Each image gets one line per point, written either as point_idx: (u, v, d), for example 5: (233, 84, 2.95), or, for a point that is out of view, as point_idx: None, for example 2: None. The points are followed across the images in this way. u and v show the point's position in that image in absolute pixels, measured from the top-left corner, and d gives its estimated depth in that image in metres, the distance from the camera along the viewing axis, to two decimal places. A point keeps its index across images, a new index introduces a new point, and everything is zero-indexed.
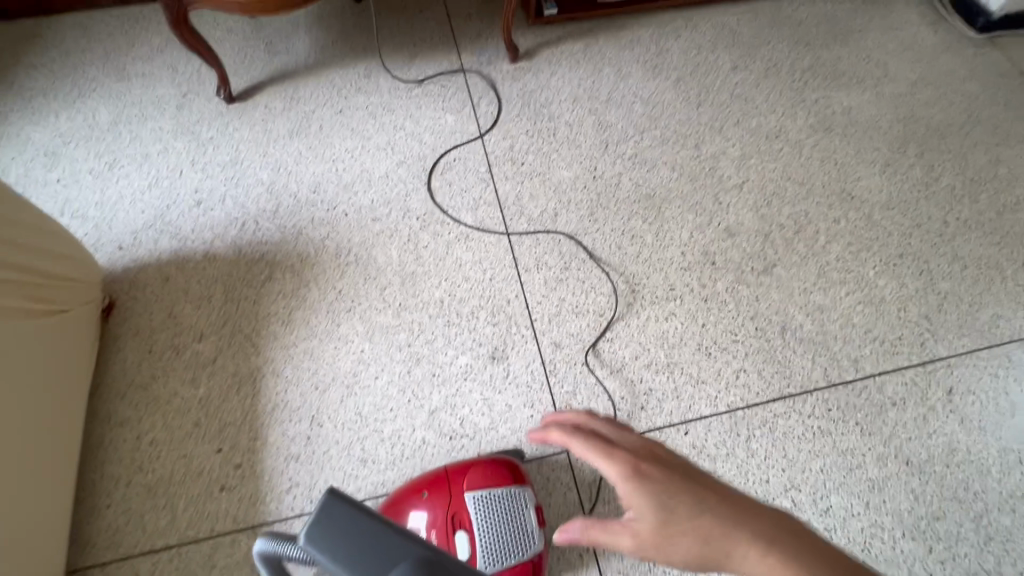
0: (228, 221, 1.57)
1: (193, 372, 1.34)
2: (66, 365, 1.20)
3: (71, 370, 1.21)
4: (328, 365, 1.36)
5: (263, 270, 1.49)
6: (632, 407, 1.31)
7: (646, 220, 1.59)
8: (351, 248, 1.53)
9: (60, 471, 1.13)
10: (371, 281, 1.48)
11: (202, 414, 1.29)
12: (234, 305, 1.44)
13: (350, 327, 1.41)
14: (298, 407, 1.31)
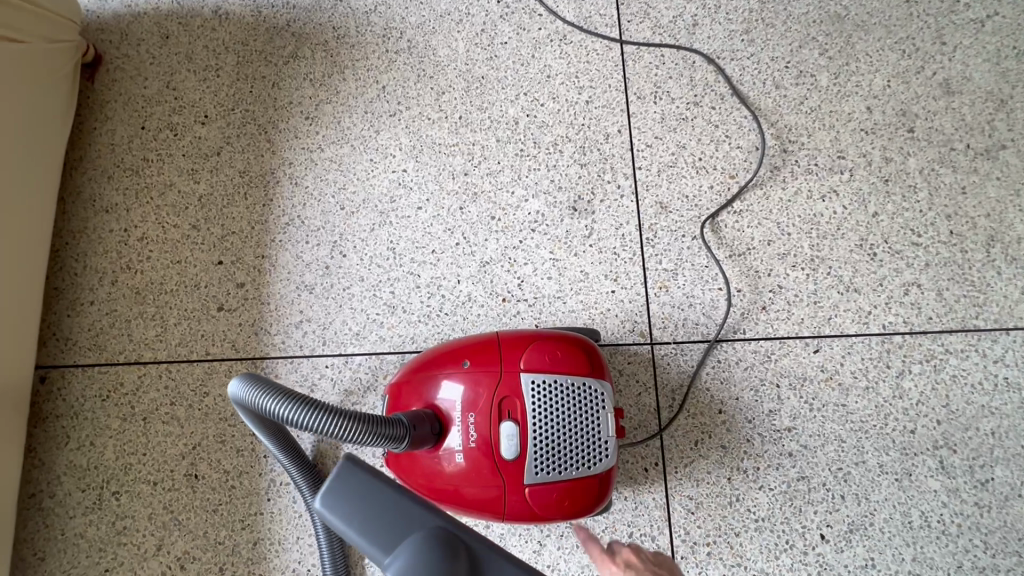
0: None
1: (193, 163, 1.05)
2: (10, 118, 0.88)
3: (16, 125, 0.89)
4: (359, 182, 1.04)
5: (285, 43, 1.11)
6: (749, 305, 0.97)
7: (826, 51, 1.09)
8: (402, 31, 1.11)
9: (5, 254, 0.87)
10: (425, 81, 1.09)
11: (201, 217, 1.03)
12: (246, 84, 1.09)
13: (390, 138, 1.06)
14: (317, 229, 1.02)
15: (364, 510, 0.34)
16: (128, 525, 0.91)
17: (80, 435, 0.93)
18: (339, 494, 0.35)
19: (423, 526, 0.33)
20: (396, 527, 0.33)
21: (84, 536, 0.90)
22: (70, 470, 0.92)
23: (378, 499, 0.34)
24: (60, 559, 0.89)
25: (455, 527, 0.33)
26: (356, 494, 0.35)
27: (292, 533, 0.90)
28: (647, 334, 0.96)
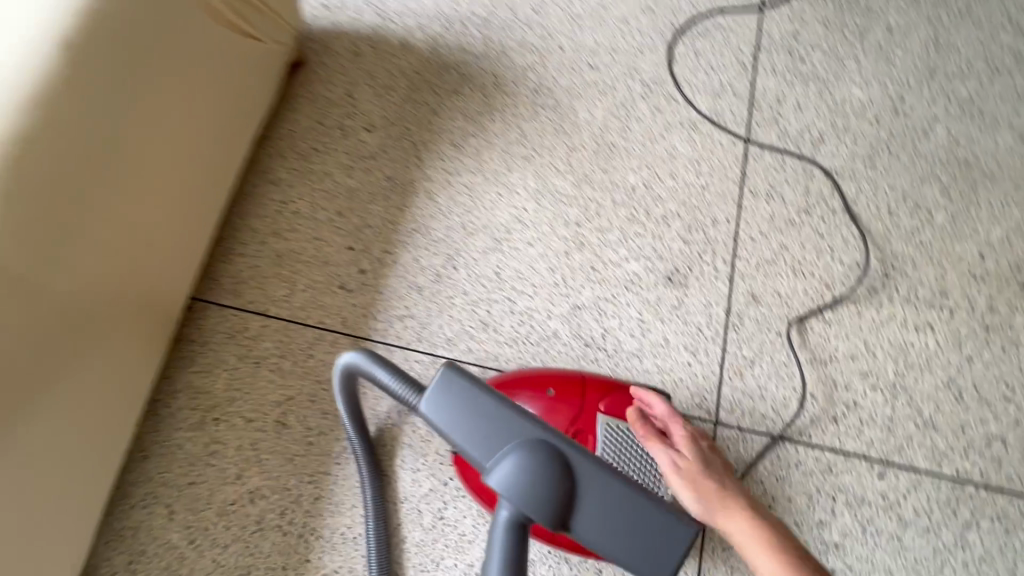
0: (435, 14, 1.35)
1: (352, 161, 1.23)
2: (219, 104, 1.03)
3: (221, 110, 1.05)
4: (483, 209, 1.17)
5: (453, 80, 1.29)
6: (821, 412, 0.99)
7: (948, 191, 1.12)
8: (552, 90, 1.26)
9: (173, 210, 0.96)
10: (561, 137, 1.22)
11: (346, 207, 1.19)
12: (411, 107, 1.27)
13: (519, 178, 1.20)
14: (438, 241, 1.15)
15: (470, 403, 0.59)
16: (220, 450, 1.04)
17: (202, 362, 1.09)
18: (446, 390, 0.60)
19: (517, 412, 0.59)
20: (499, 420, 0.58)
21: (181, 449, 1.04)
22: (186, 389, 1.07)
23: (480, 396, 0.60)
24: (159, 462, 1.03)
25: (543, 426, 0.58)
26: (457, 388, 0.60)
27: (349, 499, 1.00)
28: (713, 412, 1.00)
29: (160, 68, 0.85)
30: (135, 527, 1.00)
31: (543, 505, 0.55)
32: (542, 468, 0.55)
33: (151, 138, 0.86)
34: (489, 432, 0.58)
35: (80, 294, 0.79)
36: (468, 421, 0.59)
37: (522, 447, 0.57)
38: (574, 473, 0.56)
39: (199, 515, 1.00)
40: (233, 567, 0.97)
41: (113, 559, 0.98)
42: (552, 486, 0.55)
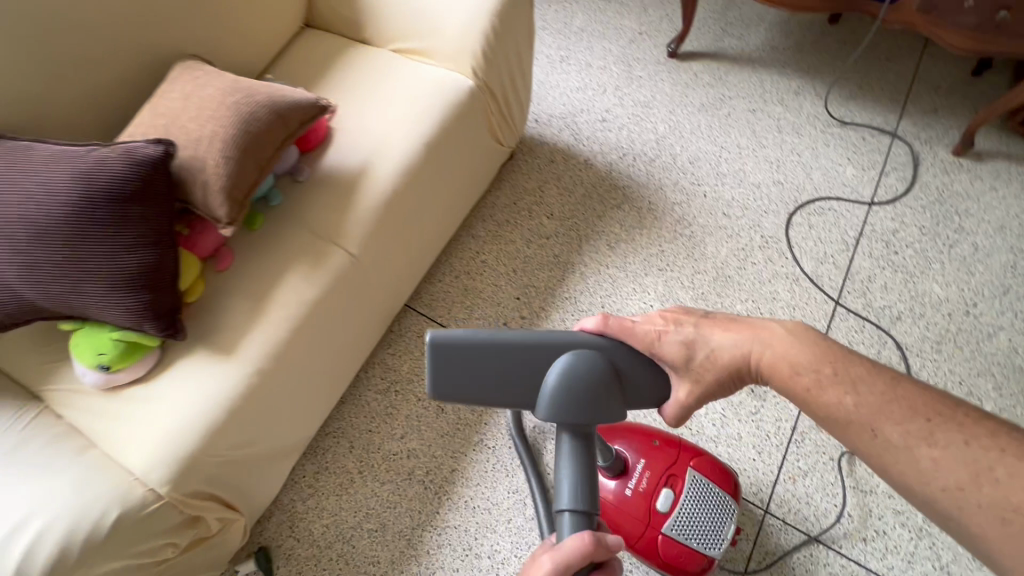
0: (615, 146, 1.82)
1: (532, 235, 1.67)
2: (474, 182, 1.48)
3: (473, 186, 1.48)
4: (619, 297, 1.56)
5: (618, 197, 1.72)
6: (855, 529, 1.24)
7: (999, 388, 1.38)
8: (691, 224, 1.66)
9: (432, 243, 1.39)
10: (690, 260, 1.60)
11: (521, 267, 1.61)
12: (583, 208, 1.71)
13: (651, 282, 1.58)
14: (582, 311, 1.54)
15: (468, 366, 0.63)
16: (393, 413, 1.43)
17: (396, 348, 1.51)
18: (442, 356, 0.62)
19: (505, 349, 0.64)
20: (497, 370, 0.64)
21: (368, 404, 1.44)
22: (381, 364, 1.49)
23: (474, 355, 0.63)
24: (351, 408, 1.43)
25: (523, 346, 0.64)
26: (455, 354, 0.63)
27: (477, 478, 1.35)
28: (767, 502, 1.27)
29: (456, 157, 1.32)
30: (324, 449, 1.39)
31: (588, 406, 0.65)
32: (562, 376, 0.64)
33: (438, 197, 1.31)
34: (504, 376, 0.64)
35: (381, 286, 1.22)
36: (484, 378, 0.64)
37: (533, 370, 0.65)
38: (587, 364, 0.65)
39: (369, 455, 1.38)
40: (384, 499, 1.33)
41: (304, 467, 1.37)
42: (580, 383, 0.64)
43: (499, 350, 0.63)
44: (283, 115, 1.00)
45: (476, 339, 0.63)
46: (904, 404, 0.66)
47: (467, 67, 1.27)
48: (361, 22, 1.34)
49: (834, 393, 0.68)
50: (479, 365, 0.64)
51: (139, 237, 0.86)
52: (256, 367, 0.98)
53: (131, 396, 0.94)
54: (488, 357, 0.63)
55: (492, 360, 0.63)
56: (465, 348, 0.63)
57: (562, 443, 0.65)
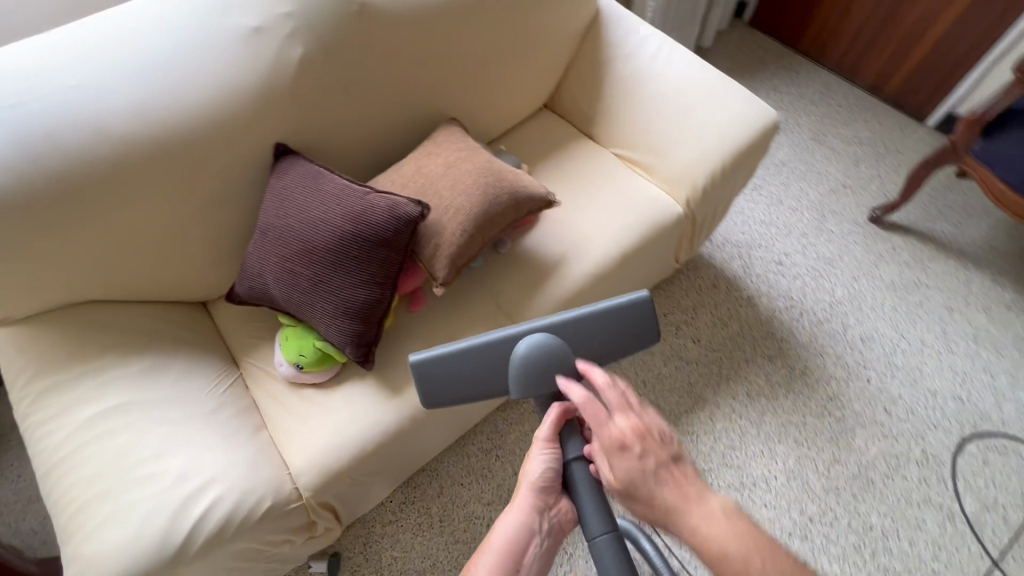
0: (783, 294, 1.75)
1: (672, 355, 1.64)
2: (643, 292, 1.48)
3: None
4: (743, 455, 1.48)
5: (772, 348, 1.65)
6: None
7: None
8: (844, 407, 1.55)
9: None
10: (832, 445, 1.49)
11: (652, 383, 1.60)
12: (731, 346, 1.66)
13: (783, 451, 1.48)
14: (700, 452, 1.49)
15: (446, 377, 0.81)
16: (487, 477, 1.46)
17: (510, 413, 1.54)
18: (423, 371, 0.81)
19: (465, 357, 0.82)
20: (468, 378, 0.82)
21: (468, 457, 1.48)
22: (492, 423, 1.53)
23: (447, 369, 0.81)
24: (452, 455, 1.49)
25: (479, 351, 0.82)
26: (434, 364, 0.81)
27: None
28: None
29: (640, 271, 1.34)
30: (417, 483, 1.45)
31: (555, 378, 0.80)
32: (521, 361, 0.80)
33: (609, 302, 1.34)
34: (478, 375, 0.82)
35: None
36: (461, 381, 0.82)
37: (498, 366, 0.82)
38: (533, 352, 0.80)
39: (454, 507, 1.42)
40: (454, 557, 1.36)
41: (395, 492, 1.44)
42: (539, 362, 0.80)
43: (461, 356, 0.82)
44: (517, 202, 1.09)
45: (443, 353, 0.82)
46: (737, 536, 0.71)
47: (682, 195, 1.30)
48: (595, 120, 1.43)
49: (692, 523, 0.72)
50: (455, 376, 0.82)
51: (372, 278, 0.98)
52: (413, 412, 1.06)
53: (309, 397, 1.06)
54: (458, 365, 0.82)
55: (460, 369, 0.82)
56: (440, 361, 0.81)
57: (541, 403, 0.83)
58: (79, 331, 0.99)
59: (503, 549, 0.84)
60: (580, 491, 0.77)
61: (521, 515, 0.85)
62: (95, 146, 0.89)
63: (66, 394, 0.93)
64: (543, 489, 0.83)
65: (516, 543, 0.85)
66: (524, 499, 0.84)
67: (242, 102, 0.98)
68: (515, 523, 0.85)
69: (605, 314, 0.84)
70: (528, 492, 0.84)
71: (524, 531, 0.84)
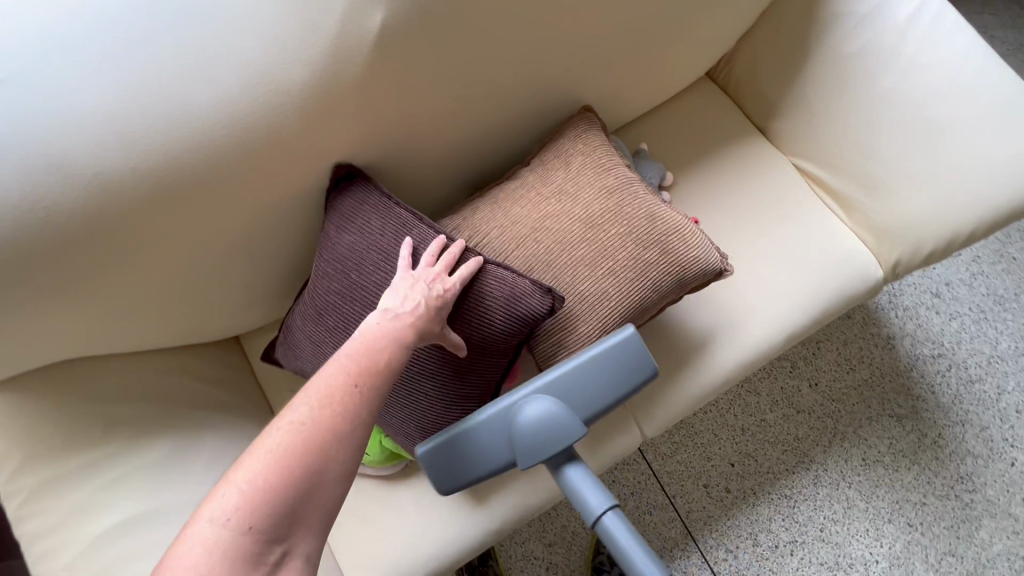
0: (933, 337, 1.41)
1: (781, 398, 1.38)
2: None
3: None
4: (845, 532, 1.29)
5: (904, 406, 1.37)
6: None
7: None
8: (976, 491, 1.31)
9: None
10: (951, 534, 1.29)
11: (753, 430, 1.35)
12: (855, 398, 1.38)
13: (891, 533, 1.29)
14: (796, 522, 1.30)
15: (457, 467, 0.65)
16: (551, 515, 1.27)
17: None
18: (429, 462, 0.65)
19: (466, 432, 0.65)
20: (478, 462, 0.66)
21: None
22: None
23: (452, 456, 0.65)
24: None
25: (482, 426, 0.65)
26: (433, 456, 0.65)
27: None
28: None
29: None
30: None
31: (562, 437, 0.65)
32: (533, 431, 0.64)
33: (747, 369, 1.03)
34: (482, 459, 0.65)
35: None
36: (475, 463, 0.66)
37: (510, 444, 0.65)
38: (539, 420, 0.64)
39: (512, 544, 1.26)
40: None
41: None
42: (543, 429, 0.64)
43: (465, 436, 0.65)
44: (678, 286, 0.74)
45: (444, 436, 0.65)
46: None
47: (893, 253, 0.92)
48: (780, 113, 0.99)
49: None
50: (466, 463, 0.65)
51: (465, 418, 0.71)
52: (501, 526, 0.84)
53: (370, 493, 0.84)
54: (464, 448, 0.65)
55: (468, 457, 0.65)
56: (447, 450, 0.65)
57: (565, 478, 0.68)
58: (77, 402, 0.74)
59: (298, 441, 0.50)
60: (624, 545, 0.64)
61: (336, 392, 0.53)
62: (52, 193, 0.55)
63: (64, 496, 0.72)
64: (379, 352, 0.56)
65: (329, 430, 0.51)
66: (348, 363, 0.55)
67: (279, 111, 0.60)
68: (325, 400, 0.52)
69: (611, 354, 0.66)
70: (352, 351, 0.55)
71: (349, 420, 0.52)
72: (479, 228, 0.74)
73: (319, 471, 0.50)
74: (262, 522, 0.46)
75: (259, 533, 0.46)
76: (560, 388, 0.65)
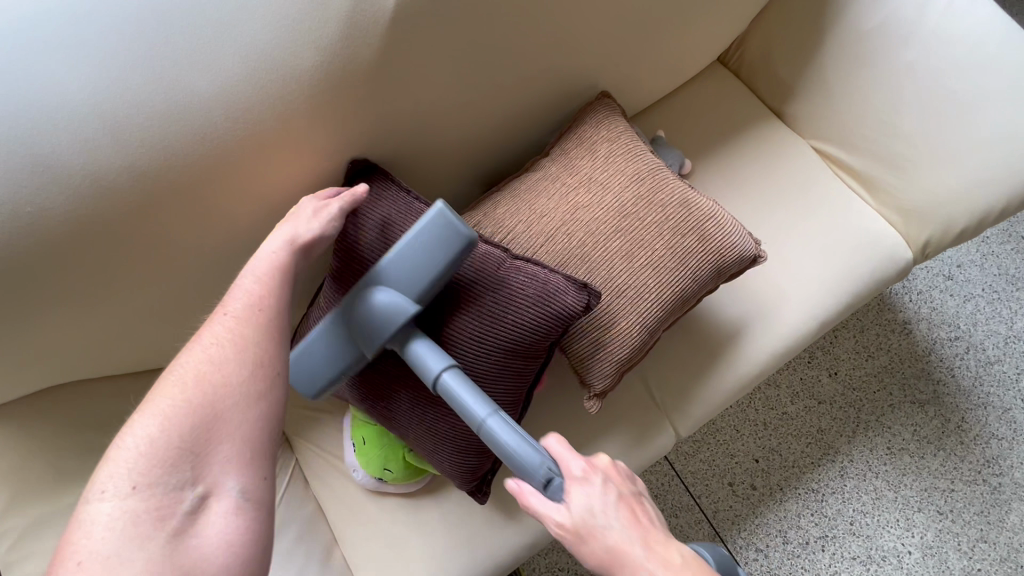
0: (949, 320, 1.39)
1: (801, 389, 1.34)
2: None
3: None
4: (875, 524, 1.26)
5: (925, 391, 1.35)
6: None
7: None
8: (1003, 474, 1.29)
9: None
10: (982, 519, 1.26)
11: (776, 423, 1.32)
12: (876, 386, 1.35)
13: (921, 523, 1.26)
14: (825, 516, 1.26)
15: (319, 369, 0.62)
16: None
17: None
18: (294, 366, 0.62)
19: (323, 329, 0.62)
20: (336, 358, 0.62)
21: None
22: None
23: (314, 356, 0.62)
24: None
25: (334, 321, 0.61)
26: (297, 359, 0.62)
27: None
28: None
29: None
30: None
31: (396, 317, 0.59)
32: (365, 308, 0.60)
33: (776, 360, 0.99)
34: (332, 353, 0.62)
35: None
36: (329, 358, 0.62)
37: (356, 336, 0.61)
38: (376, 304, 0.59)
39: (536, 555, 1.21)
40: None
41: None
42: (385, 317, 0.59)
43: (326, 335, 0.62)
44: (714, 275, 0.70)
45: (311, 344, 0.62)
46: None
47: (922, 233, 0.89)
48: (796, 94, 0.96)
49: None
50: (330, 363, 0.62)
51: None
52: (535, 540, 0.78)
53: (393, 511, 0.78)
54: (325, 348, 0.62)
55: (330, 356, 0.62)
56: (317, 358, 0.62)
57: (410, 354, 0.61)
58: (68, 431, 0.68)
59: (203, 373, 0.47)
60: (507, 445, 0.57)
61: (238, 320, 0.50)
62: (38, 197, 0.49)
63: (64, 533, 0.66)
64: (279, 277, 0.53)
65: (232, 358, 0.49)
66: (251, 289, 0.52)
67: (287, 101, 0.55)
68: (228, 330, 0.50)
69: (444, 223, 0.59)
70: (253, 278, 0.53)
71: (254, 346, 0.50)
72: (502, 222, 0.69)
73: (228, 394, 0.47)
74: (170, 457, 0.44)
75: (169, 470, 0.44)
76: (396, 267, 0.60)
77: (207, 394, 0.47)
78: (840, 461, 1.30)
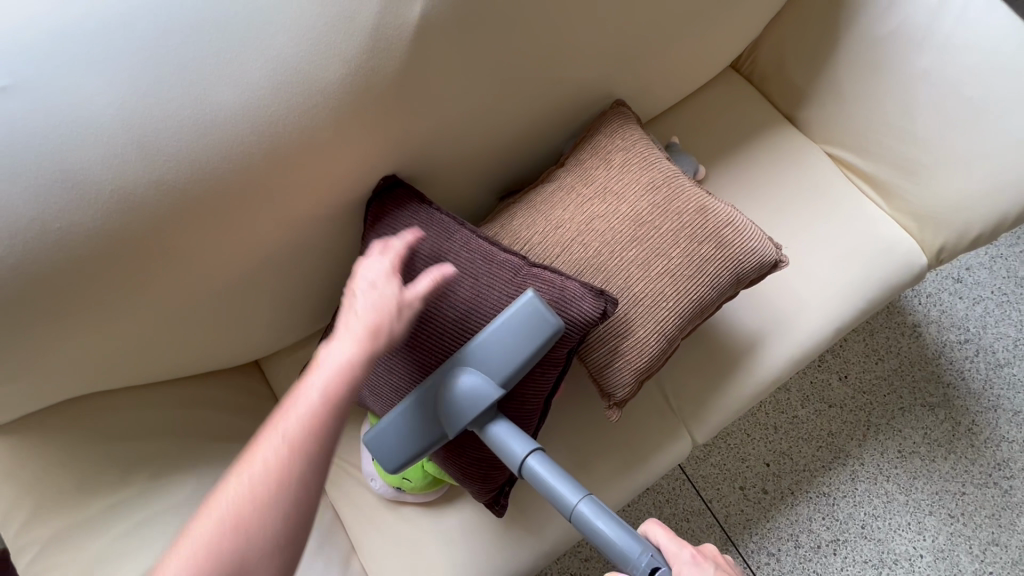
0: (958, 323, 1.39)
1: (811, 393, 1.35)
2: None
3: None
4: (887, 527, 1.26)
5: (935, 394, 1.35)
6: None
7: None
8: (1014, 476, 1.29)
9: None
10: (993, 522, 1.26)
11: (786, 427, 1.32)
12: (886, 389, 1.35)
13: (933, 526, 1.26)
14: (837, 520, 1.26)
15: (399, 446, 0.60)
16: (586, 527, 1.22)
17: None
18: (371, 437, 0.61)
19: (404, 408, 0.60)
20: (412, 433, 0.60)
21: None
22: None
23: (397, 437, 0.60)
24: None
25: (413, 397, 0.60)
26: (378, 435, 0.60)
27: None
28: None
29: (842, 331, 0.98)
30: None
31: (479, 400, 0.57)
32: (451, 396, 0.58)
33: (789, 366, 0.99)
34: (418, 440, 0.59)
35: None
36: (410, 438, 0.60)
37: (434, 413, 0.59)
38: (463, 389, 0.57)
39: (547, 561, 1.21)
40: None
41: None
42: (467, 398, 0.57)
43: (404, 410, 0.60)
44: (732, 283, 0.70)
45: (391, 419, 0.60)
46: None
47: (937, 239, 0.89)
48: (809, 101, 0.96)
49: None
50: (407, 439, 0.60)
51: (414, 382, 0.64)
52: (553, 548, 0.79)
53: (412, 520, 0.78)
54: (398, 417, 0.60)
55: (410, 434, 0.59)
56: (393, 431, 0.60)
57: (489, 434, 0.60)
58: (87, 442, 0.67)
59: (278, 458, 0.47)
60: (597, 531, 0.55)
61: (321, 399, 0.49)
62: (64, 211, 0.49)
63: (84, 544, 0.66)
64: (357, 366, 0.51)
65: (315, 441, 0.48)
66: (333, 373, 0.50)
67: (312, 114, 0.55)
68: (310, 410, 0.49)
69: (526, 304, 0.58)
70: (336, 361, 0.51)
71: (329, 436, 0.49)
72: (521, 232, 0.69)
73: (295, 485, 0.47)
74: (238, 539, 0.44)
75: (231, 554, 0.44)
76: (480, 348, 0.58)
77: (289, 478, 0.47)
78: (851, 465, 1.30)
